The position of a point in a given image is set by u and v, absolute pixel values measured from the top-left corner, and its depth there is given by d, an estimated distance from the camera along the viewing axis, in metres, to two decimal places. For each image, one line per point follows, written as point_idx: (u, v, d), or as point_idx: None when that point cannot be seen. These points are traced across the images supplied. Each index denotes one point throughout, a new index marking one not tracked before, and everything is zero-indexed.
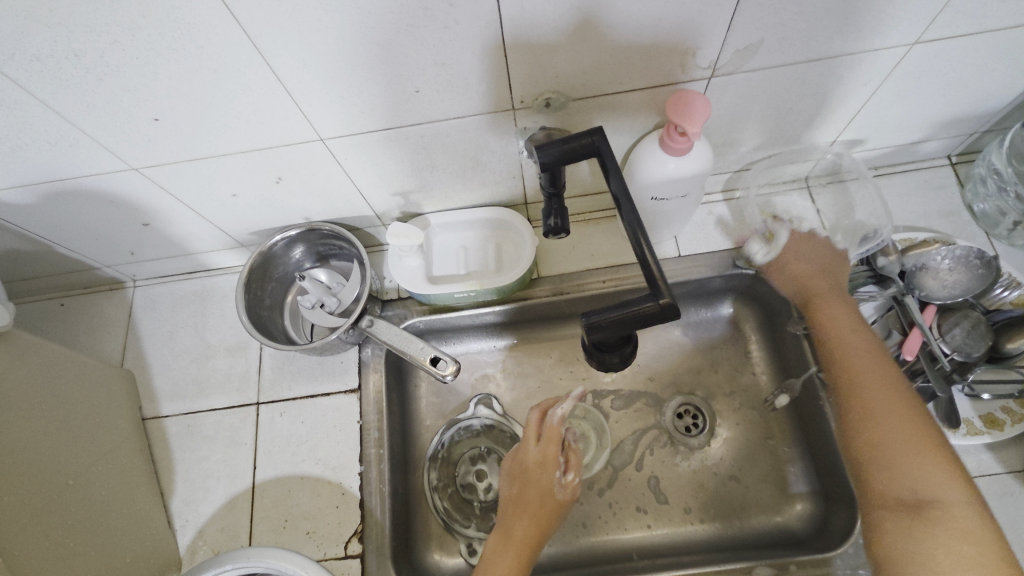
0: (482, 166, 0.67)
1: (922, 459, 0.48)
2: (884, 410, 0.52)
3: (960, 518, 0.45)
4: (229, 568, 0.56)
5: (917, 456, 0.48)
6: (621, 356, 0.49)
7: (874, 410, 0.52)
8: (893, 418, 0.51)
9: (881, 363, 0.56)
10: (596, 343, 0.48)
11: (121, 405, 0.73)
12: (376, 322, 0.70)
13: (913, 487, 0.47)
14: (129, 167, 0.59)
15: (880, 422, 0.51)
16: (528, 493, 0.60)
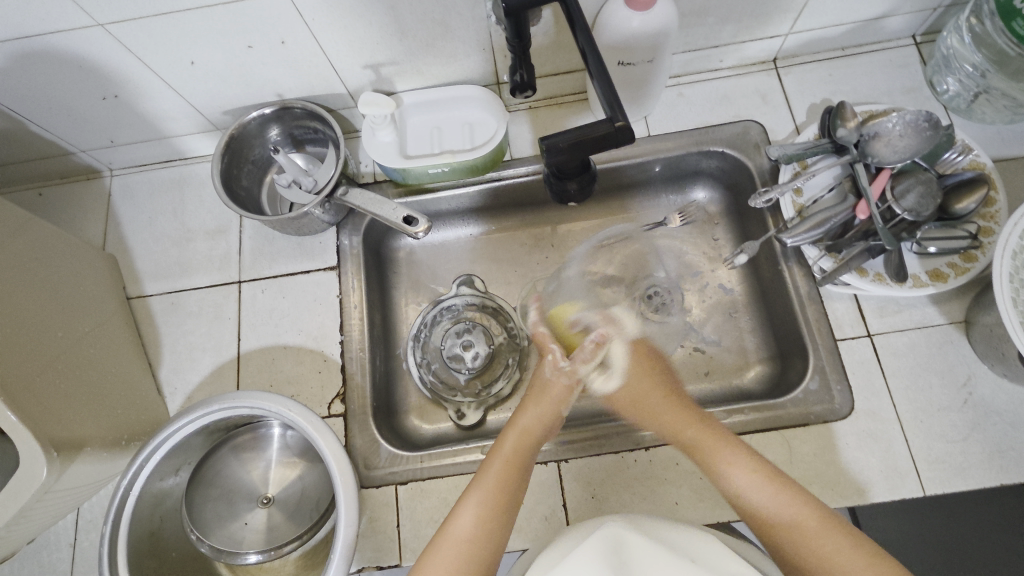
0: (450, 33, 0.67)
1: (793, 506, 0.52)
2: (743, 475, 0.55)
3: (857, 547, 0.48)
4: (216, 409, 0.60)
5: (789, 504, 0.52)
6: (579, 185, 0.54)
7: (741, 480, 0.55)
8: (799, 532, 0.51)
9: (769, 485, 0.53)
10: (557, 169, 0.51)
11: (105, 281, 0.75)
12: (351, 191, 0.72)
13: (808, 538, 0.50)
14: (94, 23, 0.59)
15: (749, 484, 0.54)
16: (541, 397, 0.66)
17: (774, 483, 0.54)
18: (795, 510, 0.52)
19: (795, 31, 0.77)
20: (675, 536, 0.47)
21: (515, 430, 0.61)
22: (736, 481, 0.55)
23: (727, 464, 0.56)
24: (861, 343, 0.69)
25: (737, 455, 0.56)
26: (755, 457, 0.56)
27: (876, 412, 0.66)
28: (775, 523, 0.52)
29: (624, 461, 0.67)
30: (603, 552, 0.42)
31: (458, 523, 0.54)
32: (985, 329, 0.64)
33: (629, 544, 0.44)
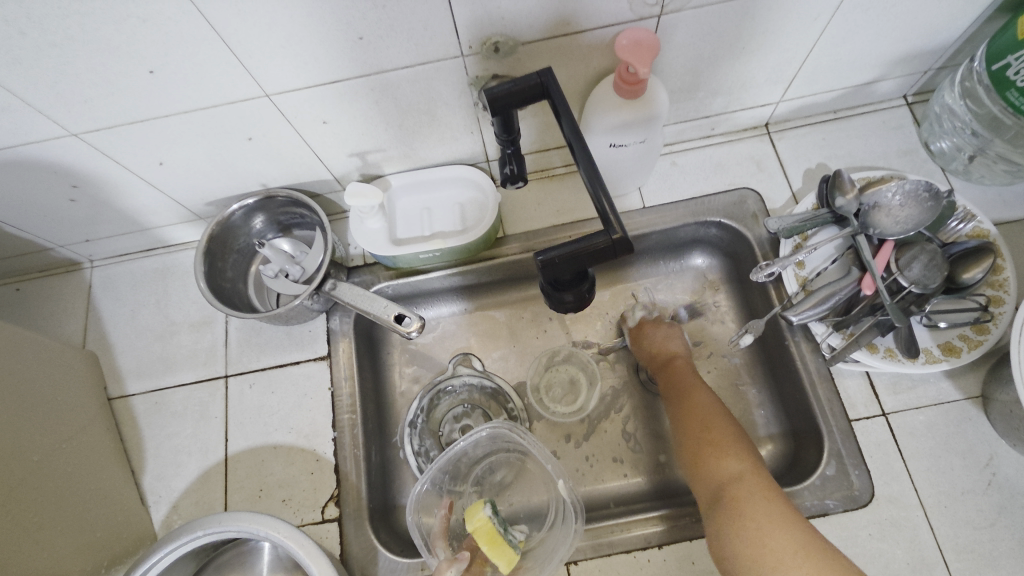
0: (438, 121, 0.66)
1: (769, 500, 0.57)
2: (735, 461, 0.61)
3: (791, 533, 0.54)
4: (200, 535, 0.56)
5: (759, 493, 0.57)
6: (576, 294, 0.51)
7: (730, 466, 0.60)
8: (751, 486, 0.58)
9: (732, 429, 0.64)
10: (552, 281, 0.48)
11: (84, 384, 0.72)
12: (338, 286, 0.69)
13: (753, 514, 0.56)
14: (67, 133, 0.57)
15: (721, 433, 0.64)
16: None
17: (753, 471, 0.60)
18: (767, 500, 0.57)
19: (787, 98, 0.76)
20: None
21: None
22: (721, 462, 0.61)
23: (719, 447, 0.62)
24: (876, 423, 0.66)
25: (731, 445, 0.62)
26: (747, 450, 0.62)
27: (897, 498, 0.63)
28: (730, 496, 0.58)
29: (635, 560, 0.63)
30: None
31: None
32: (1004, 408, 0.61)
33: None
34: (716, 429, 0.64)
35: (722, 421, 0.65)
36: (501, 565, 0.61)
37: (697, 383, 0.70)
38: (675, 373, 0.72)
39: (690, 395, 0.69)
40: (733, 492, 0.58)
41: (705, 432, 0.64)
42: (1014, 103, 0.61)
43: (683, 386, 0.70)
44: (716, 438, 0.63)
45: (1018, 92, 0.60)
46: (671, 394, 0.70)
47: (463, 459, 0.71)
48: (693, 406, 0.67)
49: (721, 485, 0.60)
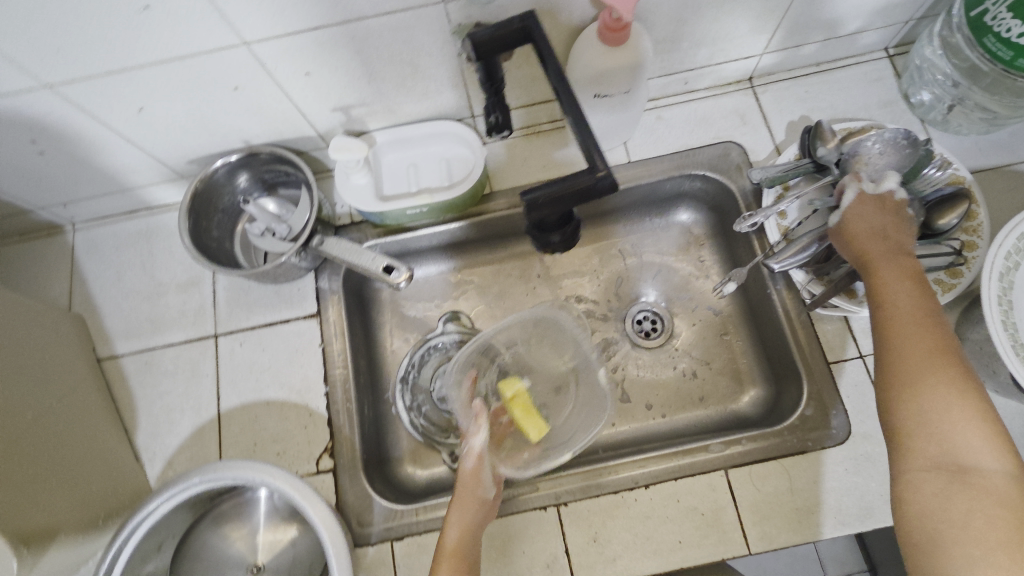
0: (421, 73, 0.65)
1: (986, 455, 0.41)
2: (943, 395, 0.43)
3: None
4: (197, 482, 0.57)
5: (975, 450, 0.41)
6: (561, 236, 0.56)
7: (937, 405, 0.43)
8: (968, 448, 0.42)
9: (950, 378, 0.44)
10: (537, 223, 0.49)
11: (72, 345, 0.71)
12: (326, 240, 0.69)
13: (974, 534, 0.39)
14: (42, 85, 0.56)
15: (932, 393, 0.44)
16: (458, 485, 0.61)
17: (967, 411, 0.42)
18: (986, 458, 0.41)
19: (770, 50, 0.76)
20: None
21: (455, 525, 0.57)
22: (928, 404, 0.43)
23: (917, 371, 0.45)
24: (854, 365, 0.69)
25: (944, 373, 0.44)
26: (959, 380, 0.44)
27: (873, 435, 0.66)
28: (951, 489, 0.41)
29: (624, 500, 0.65)
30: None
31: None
32: (976, 346, 0.64)
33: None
34: (914, 343, 0.46)
35: (921, 340, 0.46)
36: (533, 433, 0.68)
37: (906, 287, 0.49)
38: (878, 278, 0.51)
39: (891, 301, 0.49)
40: (943, 453, 0.42)
41: (898, 359, 0.46)
42: (992, 49, 0.62)
43: (886, 290, 0.50)
44: (909, 366, 0.45)
45: (996, 39, 0.61)
46: (872, 303, 0.50)
47: (489, 355, 0.74)
48: (886, 320, 0.49)
49: (957, 486, 0.41)
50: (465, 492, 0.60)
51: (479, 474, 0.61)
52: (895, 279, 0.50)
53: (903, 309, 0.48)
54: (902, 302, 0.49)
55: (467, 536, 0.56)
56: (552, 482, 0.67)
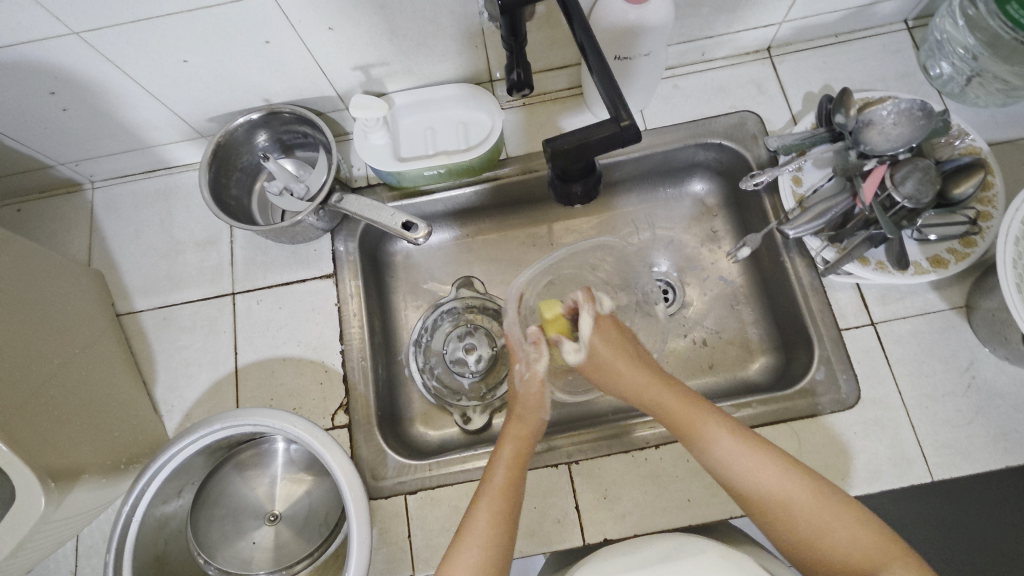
0: (442, 31, 0.65)
1: (879, 556, 0.50)
2: (801, 500, 0.53)
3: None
4: (218, 428, 0.58)
5: (868, 548, 0.51)
6: (583, 186, 0.54)
7: (834, 535, 0.52)
8: (766, 482, 0.54)
9: (784, 473, 0.54)
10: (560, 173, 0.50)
11: (93, 298, 0.73)
12: (345, 197, 0.70)
13: (823, 531, 0.52)
14: (70, 32, 0.56)
15: (730, 446, 0.56)
16: (521, 407, 0.66)
17: (851, 528, 0.51)
18: (884, 561, 0.50)
19: (789, 19, 0.76)
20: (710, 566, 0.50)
21: (499, 462, 0.59)
22: (798, 515, 0.53)
23: (789, 498, 0.53)
24: (865, 332, 0.69)
25: (798, 487, 0.53)
26: (832, 499, 0.53)
27: (882, 400, 0.66)
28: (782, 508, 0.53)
29: (634, 459, 0.66)
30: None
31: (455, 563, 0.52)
32: (988, 313, 0.64)
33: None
34: (758, 469, 0.54)
35: (759, 452, 0.55)
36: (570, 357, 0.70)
37: (752, 448, 0.55)
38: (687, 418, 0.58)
39: (718, 453, 0.56)
40: (844, 560, 0.51)
41: (760, 486, 0.54)
42: (1015, 16, 0.61)
43: (716, 451, 0.56)
44: (808, 527, 0.52)
45: (1018, 6, 0.61)
46: (709, 467, 0.56)
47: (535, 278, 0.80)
48: (762, 488, 0.54)
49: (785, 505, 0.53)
50: (523, 424, 0.64)
51: (542, 397, 0.67)
52: (627, 367, 0.64)
53: (642, 391, 0.63)
54: (636, 388, 0.63)
55: (513, 474, 0.58)
56: (563, 441, 0.68)
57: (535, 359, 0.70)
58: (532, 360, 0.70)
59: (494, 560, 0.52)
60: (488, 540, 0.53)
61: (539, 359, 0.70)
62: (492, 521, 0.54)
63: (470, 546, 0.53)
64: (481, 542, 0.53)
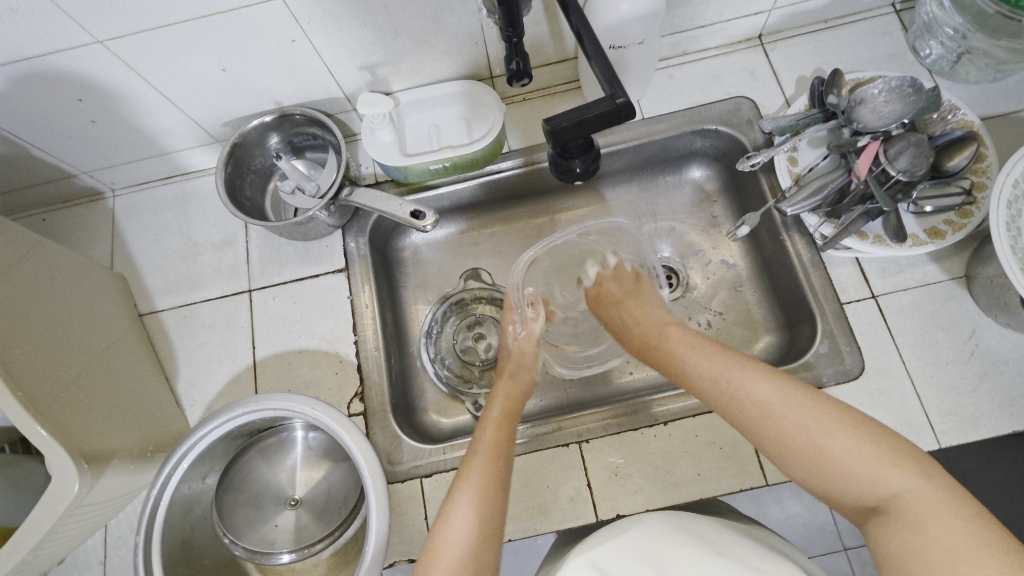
0: (442, 29, 0.68)
1: (889, 477, 0.44)
2: (797, 422, 0.50)
3: (942, 496, 0.42)
4: (240, 413, 0.61)
5: (878, 471, 0.45)
6: (582, 162, 0.61)
7: (837, 450, 0.47)
8: (792, 414, 0.50)
9: (802, 406, 0.50)
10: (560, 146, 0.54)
11: (117, 297, 0.75)
12: (355, 190, 0.73)
13: (842, 456, 0.47)
14: (94, 40, 0.60)
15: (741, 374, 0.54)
16: (516, 360, 0.73)
17: (855, 444, 0.46)
18: (894, 478, 0.44)
19: (778, 6, 0.78)
20: (688, 523, 0.49)
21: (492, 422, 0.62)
22: (797, 437, 0.49)
23: (788, 423, 0.50)
24: (866, 305, 0.70)
25: (805, 405, 0.50)
26: (834, 415, 0.49)
27: (887, 370, 0.67)
28: (797, 431, 0.49)
29: (643, 437, 0.68)
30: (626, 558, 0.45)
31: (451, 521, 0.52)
32: (987, 281, 0.65)
33: (654, 543, 0.46)
34: (760, 388, 0.53)
35: (756, 377, 0.53)
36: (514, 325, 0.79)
37: (750, 374, 0.54)
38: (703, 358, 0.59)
39: (719, 378, 0.56)
40: (852, 486, 0.46)
41: (766, 406, 0.51)
42: None
43: (721, 383, 0.56)
44: (810, 450, 0.48)
45: None
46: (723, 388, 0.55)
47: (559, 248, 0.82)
48: (762, 409, 0.52)
49: (797, 431, 0.49)
50: (515, 381, 0.69)
51: (535, 357, 0.74)
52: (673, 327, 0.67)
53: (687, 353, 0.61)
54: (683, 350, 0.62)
55: (501, 432, 0.60)
56: (572, 421, 0.70)
57: (532, 319, 0.77)
58: (530, 319, 0.77)
59: (485, 509, 0.53)
60: (478, 492, 0.54)
61: (537, 319, 0.77)
62: (487, 477, 0.55)
63: (461, 497, 0.54)
64: (472, 497, 0.54)
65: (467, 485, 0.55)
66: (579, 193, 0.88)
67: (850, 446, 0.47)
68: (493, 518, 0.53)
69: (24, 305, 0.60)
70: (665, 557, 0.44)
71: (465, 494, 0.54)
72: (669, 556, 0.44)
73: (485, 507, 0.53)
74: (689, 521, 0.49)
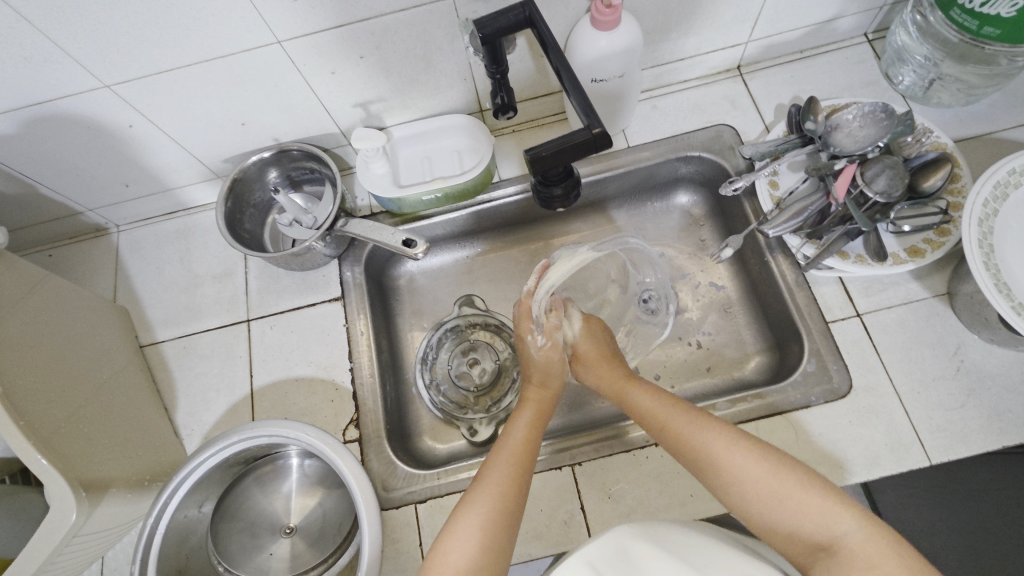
0: (433, 67, 0.72)
1: (838, 517, 0.46)
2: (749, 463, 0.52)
3: (884, 538, 0.44)
4: (237, 440, 0.62)
5: (823, 513, 0.47)
6: (563, 188, 0.64)
7: (781, 488, 0.49)
8: (737, 459, 0.52)
9: (748, 453, 0.52)
10: (542, 172, 0.57)
11: (119, 330, 0.77)
12: (349, 222, 0.76)
13: (779, 496, 0.49)
14: (101, 85, 0.63)
15: (685, 422, 0.57)
16: (543, 375, 0.71)
17: (799, 490, 0.49)
18: (839, 523, 0.46)
19: (753, 38, 0.82)
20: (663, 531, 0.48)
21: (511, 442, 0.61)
22: (749, 481, 0.51)
23: (729, 464, 0.52)
24: (852, 323, 0.72)
25: (739, 450, 0.53)
26: (782, 465, 0.51)
27: (874, 388, 0.68)
28: (735, 478, 0.52)
29: (636, 458, 0.68)
30: (608, 565, 0.43)
31: (449, 552, 0.51)
32: (967, 297, 0.67)
33: (635, 550, 0.45)
34: (713, 438, 0.55)
35: (708, 430, 0.55)
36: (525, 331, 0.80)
37: (704, 427, 0.56)
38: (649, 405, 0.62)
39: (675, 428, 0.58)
40: (800, 527, 0.47)
41: (710, 453, 0.54)
42: (959, 21, 0.66)
43: (679, 435, 0.57)
44: (757, 488, 0.50)
45: (961, 11, 0.65)
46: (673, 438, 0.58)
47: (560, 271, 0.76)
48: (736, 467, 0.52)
49: (738, 473, 0.52)
50: (545, 390, 0.70)
51: (564, 367, 0.72)
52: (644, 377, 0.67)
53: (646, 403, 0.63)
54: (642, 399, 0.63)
55: (518, 454, 0.59)
56: (567, 444, 0.70)
57: (551, 317, 0.73)
58: (553, 327, 0.73)
59: (488, 540, 0.52)
60: (482, 519, 0.53)
61: (559, 328, 0.73)
62: (499, 497, 0.55)
63: (464, 523, 0.53)
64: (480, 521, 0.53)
65: (480, 500, 0.55)
66: (570, 220, 0.90)
67: (783, 489, 0.49)
68: (500, 540, 0.53)
69: (30, 337, 0.62)
70: (642, 564, 0.43)
71: (464, 526, 0.53)
72: (646, 563, 0.43)
73: (493, 536, 0.53)
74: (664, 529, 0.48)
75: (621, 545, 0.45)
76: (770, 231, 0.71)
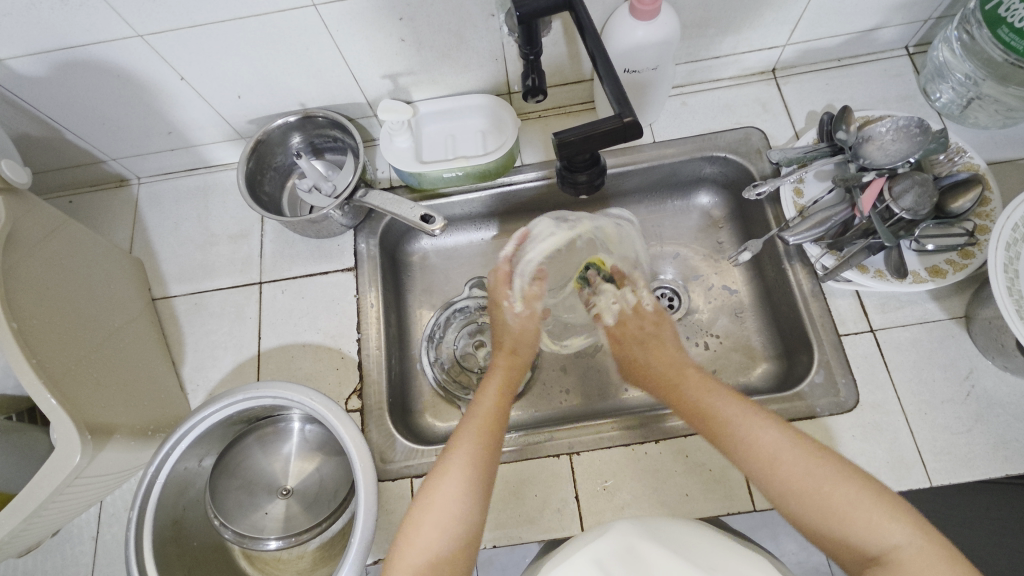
0: (465, 44, 0.71)
1: (887, 527, 0.45)
2: (798, 467, 0.50)
3: (938, 550, 0.43)
4: (241, 399, 0.62)
5: (875, 522, 0.45)
6: (588, 176, 0.63)
7: (831, 496, 0.48)
8: (786, 459, 0.51)
9: (801, 454, 0.51)
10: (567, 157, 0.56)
11: (134, 281, 0.78)
12: (369, 193, 0.75)
13: (834, 500, 0.47)
14: (135, 34, 0.63)
15: (741, 416, 0.56)
16: (515, 342, 0.75)
17: (852, 496, 0.47)
18: (892, 529, 0.45)
19: (792, 42, 0.80)
20: (663, 528, 0.47)
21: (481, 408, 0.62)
22: (794, 478, 0.50)
23: (780, 468, 0.51)
24: (865, 338, 0.71)
25: (795, 451, 0.51)
26: (829, 464, 0.49)
27: (881, 405, 0.68)
28: (788, 477, 0.50)
29: (634, 454, 0.68)
30: (617, 562, 0.43)
31: (427, 520, 0.52)
32: (986, 322, 0.65)
33: (639, 546, 0.44)
34: (762, 434, 0.53)
35: (763, 425, 0.54)
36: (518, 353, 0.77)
37: (761, 421, 0.54)
38: (696, 395, 0.61)
39: (726, 418, 0.56)
40: (848, 533, 0.46)
41: (768, 453, 0.52)
42: (1006, 40, 0.64)
43: (731, 425, 0.56)
44: (805, 489, 0.49)
45: (1009, 30, 0.64)
46: (730, 430, 0.56)
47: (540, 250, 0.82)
48: (774, 458, 0.51)
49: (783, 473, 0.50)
50: (515, 356, 0.73)
51: (535, 332, 0.77)
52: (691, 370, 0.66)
53: (699, 395, 0.61)
54: (698, 390, 0.61)
55: (488, 420, 0.60)
56: (567, 433, 0.70)
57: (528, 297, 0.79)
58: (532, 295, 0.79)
59: (462, 503, 0.53)
60: (460, 480, 0.54)
61: (537, 297, 0.79)
62: (471, 463, 0.56)
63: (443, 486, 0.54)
64: (457, 494, 0.53)
65: (452, 463, 0.56)
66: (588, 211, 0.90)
67: (831, 497, 0.48)
68: (476, 504, 0.54)
69: (46, 279, 0.62)
70: (648, 561, 0.42)
71: (441, 486, 0.54)
72: (651, 557, 0.43)
73: (471, 496, 0.54)
74: (665, 527, 0.47)
75: (627, 542, 0.45)
76: (791, 239, 0.70)
